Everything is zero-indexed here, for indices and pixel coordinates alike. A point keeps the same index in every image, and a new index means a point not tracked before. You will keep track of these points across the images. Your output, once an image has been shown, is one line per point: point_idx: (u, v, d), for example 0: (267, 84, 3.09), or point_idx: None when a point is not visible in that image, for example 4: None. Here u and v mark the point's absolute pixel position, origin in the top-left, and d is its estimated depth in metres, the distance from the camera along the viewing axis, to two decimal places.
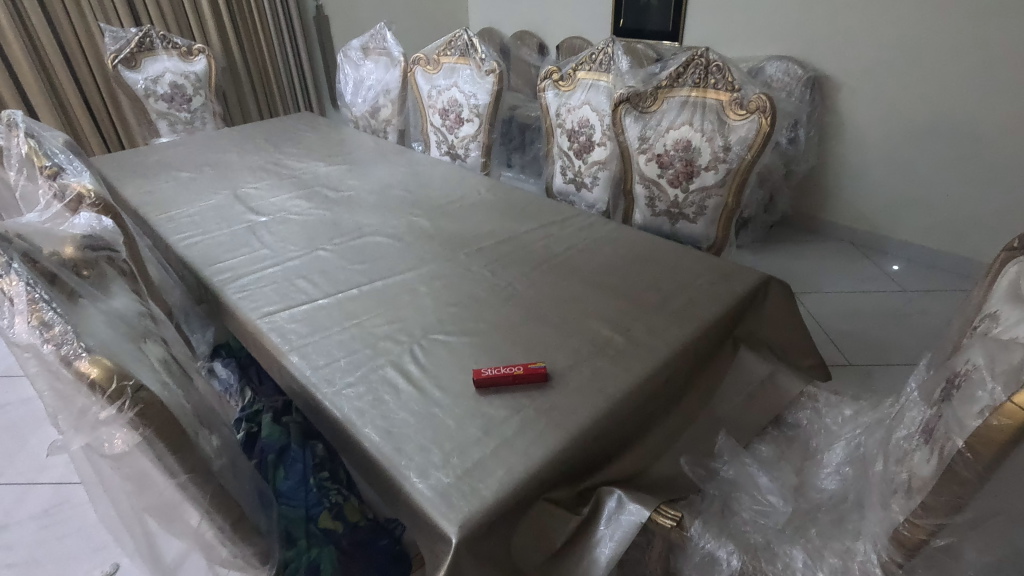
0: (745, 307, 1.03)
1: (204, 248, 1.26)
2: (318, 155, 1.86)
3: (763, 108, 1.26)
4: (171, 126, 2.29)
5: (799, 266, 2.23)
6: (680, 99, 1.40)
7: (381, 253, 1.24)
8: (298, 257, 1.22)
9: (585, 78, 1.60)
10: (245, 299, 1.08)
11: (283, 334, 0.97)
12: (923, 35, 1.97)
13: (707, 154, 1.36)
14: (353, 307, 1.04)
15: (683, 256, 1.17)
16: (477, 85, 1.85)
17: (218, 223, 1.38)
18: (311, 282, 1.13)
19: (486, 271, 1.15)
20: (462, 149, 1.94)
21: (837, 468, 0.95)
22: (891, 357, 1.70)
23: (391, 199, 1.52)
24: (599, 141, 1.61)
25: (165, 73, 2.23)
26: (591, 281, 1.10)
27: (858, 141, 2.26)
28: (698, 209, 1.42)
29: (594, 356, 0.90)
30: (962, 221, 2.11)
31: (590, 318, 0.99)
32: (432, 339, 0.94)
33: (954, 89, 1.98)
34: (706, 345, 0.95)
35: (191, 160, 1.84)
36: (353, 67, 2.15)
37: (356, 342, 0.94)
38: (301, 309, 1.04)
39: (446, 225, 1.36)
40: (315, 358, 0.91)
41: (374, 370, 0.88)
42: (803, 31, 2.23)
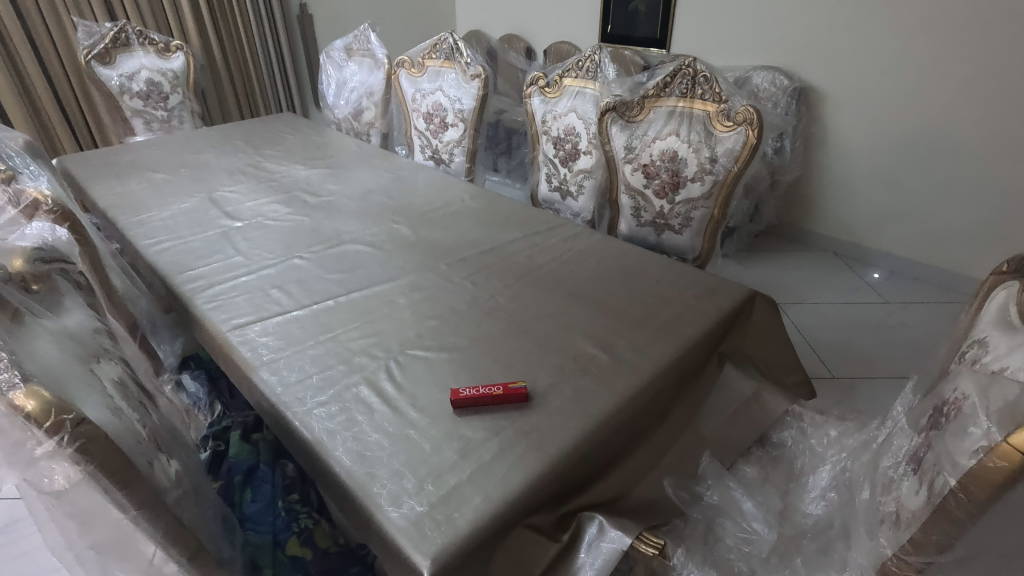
0: (728, 324, 1.01)
1: (175, 255, 1.22)
2: (298, 158, 1.82)
3: (751, 120, 1.25)
4: (146, 125, 2.23)
5: (783, 277, 2.23)
6: (667, 109, 1.38)
7: (360, 262, 1.20)
8: (273, 265, 1.19)
9: (572, 85, 1.58)
10: (216, 310, 1.04)
11: (254, 348, 0.93)
12: (907, 49, 1.99)
13: (694, 165, 1.35)
14: (328, 319, 1.01)
15: (667, 270, 1.15)
16: (463, 89, 1.82)
17: (192, 228, 1.33)
18: (286, 291, 1.09)
19: (468, 282, 1.12)
20: (446, 154, 1.91)
21: (822, 492, 0.92)
22: (873, 369, 1.70)
23: (373, 205, 1.48)
24: (584, 149, 1.58)
25: (142, 70, 2.17)
26: (575, 294, 1.08)
27: (843, 153, 2.26)
28: (684, 221, 1.41)
29: (576, 375, 0.87)
30: (943, 234, 2.13)
31: (572, 334, 0.96)
32: (409, 355, 0.91)
33: (935, 103, 1.99)
34: (691, 365, 0.94)
35: (166, 160, 1.78)
36: (336, 68, 2.10)
37: (330, 357, 0.91)
38: (274, 321, 1.00)
39: (428, 234, 1.33)
40: (288, 373, 0.88)
41: (348, 389, 0.84)
42: (791, 42, 2.23)
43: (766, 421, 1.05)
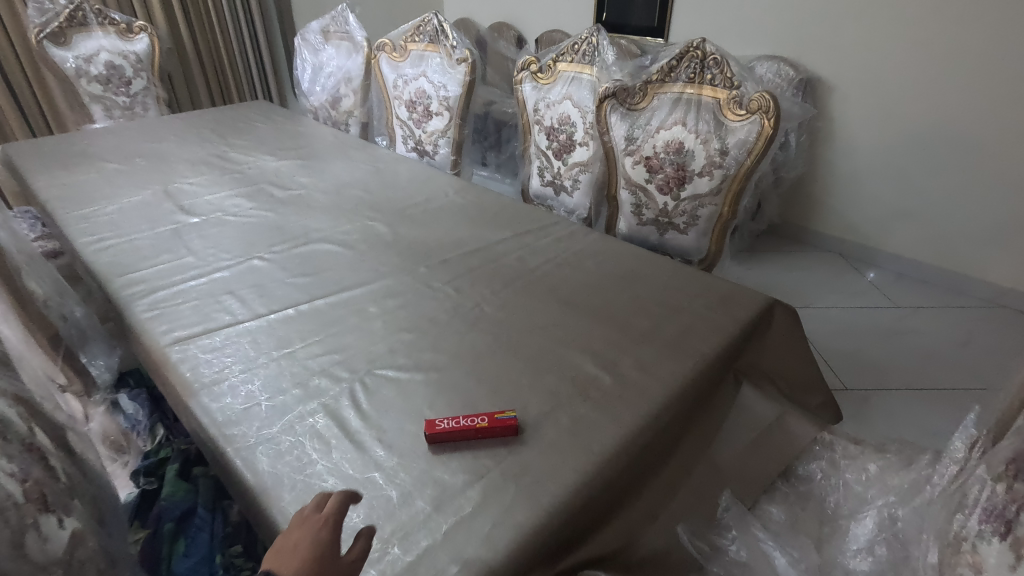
0: (744, 338, 0.89)
1: (117, 254, 1.07)
2: (269, 148, 1.67)
3: (766, 108, 1.12)
4: (106, 111, 2.07)
5: (787, 279, 2.12)
6: (672, 95, 1.24)
7: (328, 264, 1.06)
8: (228, 267, 1.04)
9: (567, 71, 1.44)
10: (157, 320, 0.90)
11: (196, 369, 0.79)
12: (920, 37, 1.87)
13: (702, 158, 1.22)
14: (286, 332, 0.87)
15: (675, 274, 1.02)
16: (448, 74, 1.67)
17: (140, 225, 1.18)
18: (239, 298, 0.95)
19: (449, 288, 0.98)
20: (430, 145, 1.77)
21: (867, 545, 0.78)
22: (888, 381, 1.58)
23: (347, 200, 1.34)
24: (580, 140, 1.45)
25: (101, 52, 2.00)
26: (571, 302, 0.94)
27: (849, 148, 2.15)
28: (689, 220, 1.28)
29: (573, 401, 0.74)
30: (954, 234, 2.02)
31: (569, 349, 0.83)
32: (377, 376, 0.78)
33: (949, 93, 1.88)
34: (705, 387, 0.81)
35: (121, 149, 1.63)
36: (312, 53, 1.94)
37: (283, 380, 0.77)
38: (222, 334, 0.86)
39: (407, 232, 1.19)
40: (233, 400, 0.74)
41: (302, 420, 0.71)
42: (797, 30, 2.11)
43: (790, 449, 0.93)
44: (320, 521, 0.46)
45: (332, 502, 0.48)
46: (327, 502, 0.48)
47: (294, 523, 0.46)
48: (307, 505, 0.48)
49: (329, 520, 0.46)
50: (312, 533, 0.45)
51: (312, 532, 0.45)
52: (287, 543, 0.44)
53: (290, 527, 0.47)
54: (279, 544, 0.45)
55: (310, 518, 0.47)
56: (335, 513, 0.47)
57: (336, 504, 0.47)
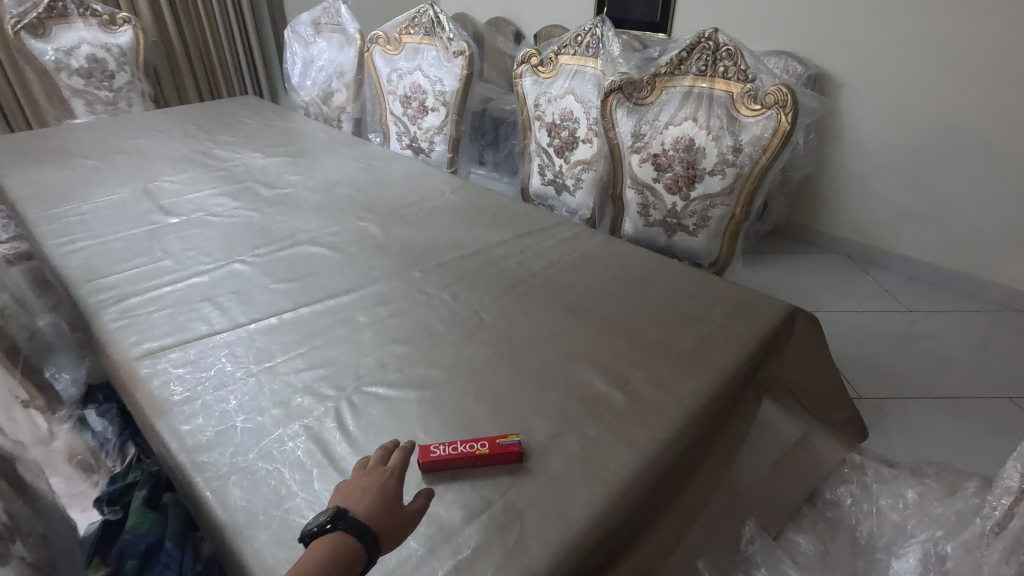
0: (764, 350, 0.82)
1: (88, 257, 1.00)
2: (256, 145, 1.59)
3: (783, 102, 1.05)
4: (88, 106, 1.99)
5: (795, 281, 2.05)
6: (682, 89, 1.18)
7: (316, 268, 0.99)
8: (207, 270, 0.97)
9: (569, 64, 1.37)
10: (126, 330, 0.82)
11: (166, 385, 0.72)
12: (933, 31, 1.81)
13: (714, 155, 1.15)
14: (267, 344, 0.79)
15: (688, 280, 0.95)
16: (444, 68, 1.60)
17: (114, 225, 1.11)
18: (217, 305, 0.88)
19: (445, 294, 0.91)
20: (426, 142, 1.69)
21: None
22: (903, 389, 1.52)
23: (337, 199, 1.27)
24: (584, 137, 1.38)
25: (82, 44, 1.92)
26: (578, 310, 0.87)
27: (858, 147, 2.09)
28: (699, 221, 1.21)
29: (582, 423, 0.67)
30: (967, 234, 1.96)
31: (576, 363, 0.76)
32: (366, 394, 0.71)
33: (963, 89, 1.82)
34: (725, 404, 0.74)
35: (100, 145, 1.55)
36: (303, 46, 1.87)
37: (262, 398, 0.70)
38: (196, 345, 0.79)
39: (400, 233, 1.12)
40: (205, 421, 0.67)
41: (282, 445, 0.63)
42: (805, 25, 2.04)
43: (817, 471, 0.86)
44: (387, 472, 0.49)
45: (397, 456, 0.50)
46: (389, 455, 0.50)
47: (360, 470, 0.49)
48: (371, 454, 0.50)
49: (394, 471, 0.49)
50: (378, 482, 0.47)
51: (378, 481, 0.48)
52: (356, 487, 0.47)
53: (357, 473, 0.49)
54: (345, 488, 0.47)
55: (375, 467, 0.49)
56: (400, 467, 0.49)
57: (401, 457, 0.50)
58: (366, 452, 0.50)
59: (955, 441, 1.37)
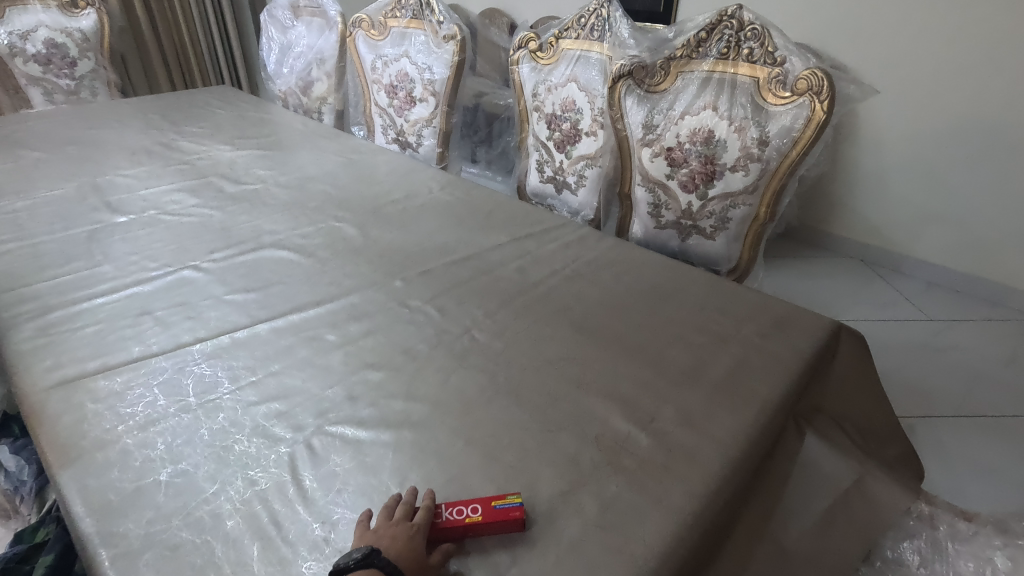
0: (809, 376, 0.69)
1: (13, 264, 0.86)
2: (225, 136, 1.45)
3: (817, 88, 0.92)
4: (47, 95, 1.84)
5: (809, 287, 1.93)
6: (700, 75, 1.04)
7: (280, 275, 0.85)
8: (152, 279, 0.82)
9: (571, 48, 1.24)
10: (40, 352, 0.68)
11: (78, 425, 0.58)
12: (956, 22, 1.70)
13: (736, 149, 1.02)
14: (211, 370, 0.65)
15: (714, 291, 0.82)
16: (433, 55, 1.46)
17: (50, 226, 0.96)
18: (158, 320, 0.73)
19: (431, 308, 0.78)
20: (413, 136, 1.56)
21: None
22: (933, 408, 1.41)
23: (311, 197, 1.13)
24: (587, 129, 1.25)
25: (39, 27, 1.76)
26: (588, 328, 0.74)
27: (875, 145, 1.97)
28: (718, 222, 1.09)
29: (599, 475, 0.53)
30: (991, 238, 1.85)
31: (588, 395, 0.63)
32: (329, 436, 0.57)
33: (991, 84, 1.70)
34: (770, 446, 0.61)
35: (50, 136, 1.40)
36: (280, 31, 1.72)
37: (196, 445, 0.55)
38: (123, 373, 0.64)
39: (381, 235, 0.98)
40: (121, 475, 0.52)
41: (215, 508, 0.49)
42: (819, 15, 1.92)
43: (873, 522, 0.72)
44: (414, 526, 0.46)
45: (423, 510, 0.48)
46: (414, 508, 0.48)
47: (386, 520, 0.47)
48: (396, 505, 0.49)
49: (422, 523, 0.47)
50: (406, 532, 0.45)
51: (405, 531, 0.46)
52: (385, 538, 0.45)
53: (382, 524, 0.47)
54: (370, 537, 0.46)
55: (402, 518, 0.47)
56: (425, 520, 0.47)
57: (428, 506, 0.48)
58: (390, 502, 0.49)
59: (992, 471, 1.25)
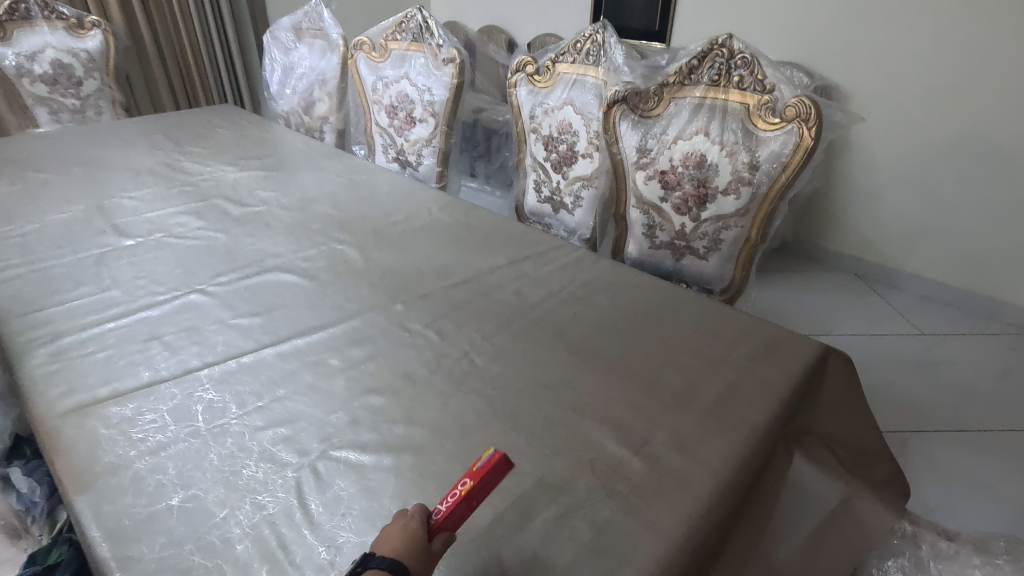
0: (798, 399, 0.71)
1: (24, 288, 0.88)
2: (228, 157, 1.48)
3: (805, 115, 0.95)
4: (53, 115, 1.87)
5: (803, 302, 1.95)
6: (692, 101, 1.07)
7: (284, 299, 0.87)
8: (161, 303, 0.85)
9: (568, 72, 1.27)
10: (53, 377, 0.70)
11: (92, 450, 0.60)
12: (946, 41, 1.74)
13: (727, 174, 1.05)
14: (218, 395, 0.67)
15: (707, 314, 0.85)
16: (433, 76, 1.49)
17: (59, 249, 0.99)
18: (166, 345, 0.76)
19: (431, 332, 0.80)
20: (413, 155, 1.59)
21: None
22: (925, 422, 1.43)
23: (314, 218, 1.16)
24: (584, 152, 1.28)
25: (46, 49, 1.80)
26: (584, 351, 0.77)
27: (869, 163, 2.01)
28: (711, 244, 1.11)
29: (595, 499, 0.56)
30: (983, 253, 1.88)
31: (583, 419, 0.65)
32: (333, 461, 0.59)
33: (981, 104, 1.74)
34: (758, 469, 0.63)
35: (57, 156, 1.43)
36: (283, 52, 1.76)
37: (204, 471, 0.58)
38: (133, 400, 0.67)
39: (382, 257, 1.01)
40: (135, 499, 0.55)
41: (225, 531, 0.52)
42: (811, 35, 1.97)
43: (862, 542, 0.74)
44: (409, 517, 0.49)
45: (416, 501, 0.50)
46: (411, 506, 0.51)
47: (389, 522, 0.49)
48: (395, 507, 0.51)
49: (418, 512, 0.49)
50: (403, 524, 0.48)
51: (402, 523, 0.48)
52: (386, 534, 0.47)
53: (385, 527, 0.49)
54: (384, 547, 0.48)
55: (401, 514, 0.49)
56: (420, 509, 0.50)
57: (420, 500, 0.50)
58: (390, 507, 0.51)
59: (984, 487, 1.27)
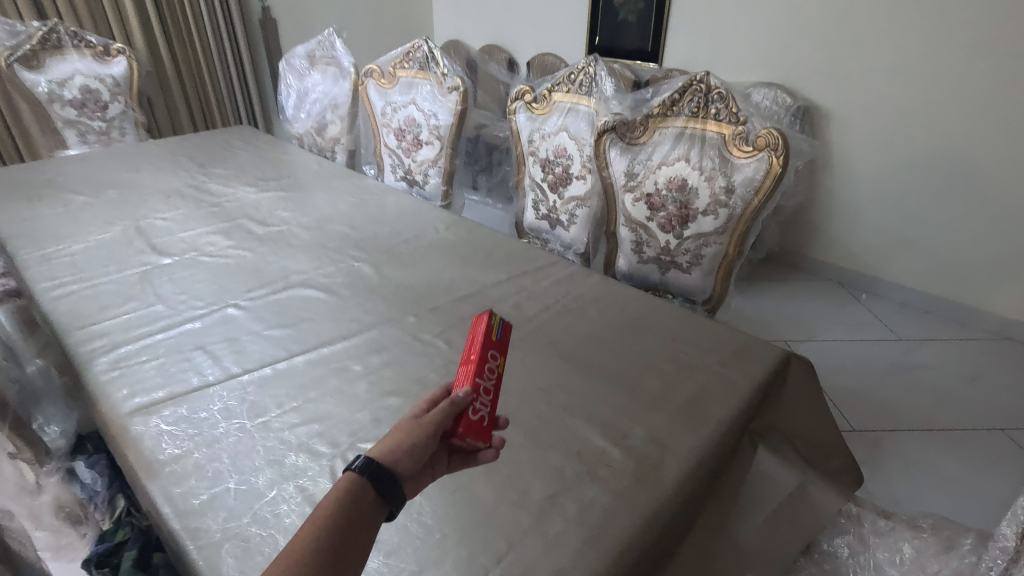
0: (761, 399, 0.82)
1: (78, 303, 0.99)
2: (248, 178, 1.59)
3: (774, 145, 1.06)
4: (81, 137, 1.99)
5: (788, 310, 2.06)
6: (675, 130, 1.19)
7: (309, 313, 0.98)
8: (201, 316, 0.96)
9: (563, 101, 1.38)
10: (115, 382, 0.81)
11: (156, 443, 0.71)
12: (919, 63, 1.85)
13: (706, 196, 1.16)
14: (260, 397, 0.78)
15: (685, 325, 0.96)
16: (439, 102, 1.61)
17: (105, 267, 1.10)
18: (210, 354, 0.87)
19: (440, 341, 0.91)
20: (420, 174, 1.70)
21: None
22: (899, 422, 1.54)
23: (331, 237, 1.27)
24: (578, 174, 1.39)
25: (75, 75, 1.92)
26: (574, 358, 0.87)
27: (851, 177, 2.11)
28: (693, 259, 1.22)
29: (581, 483, 0.66)
30: (958, 263, 1.98)
31: (572, 417, 0.76)
32: (361, 451, 0.70)
33: (953, 122, 1.85)
34: (722, 459, 0.74)
35: (93, 179, 1.54)
36: (297, 78, 1.87)
37: (256, 458, 0.69)
38: (187, 401, 0.78)
39: (394, 274, 1.12)
40: (197, 483, 0.66)
41: (275, 507, 0.63)
42: (794, 58, 2.09)
43: (815, 521, 0.86)
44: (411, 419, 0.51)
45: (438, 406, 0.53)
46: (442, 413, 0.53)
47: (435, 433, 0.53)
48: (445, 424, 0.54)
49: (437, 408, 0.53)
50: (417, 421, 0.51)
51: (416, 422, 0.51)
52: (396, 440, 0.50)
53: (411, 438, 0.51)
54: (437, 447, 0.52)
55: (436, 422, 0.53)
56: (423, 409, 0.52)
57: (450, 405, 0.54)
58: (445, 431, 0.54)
59: (950, 481, 1.37)
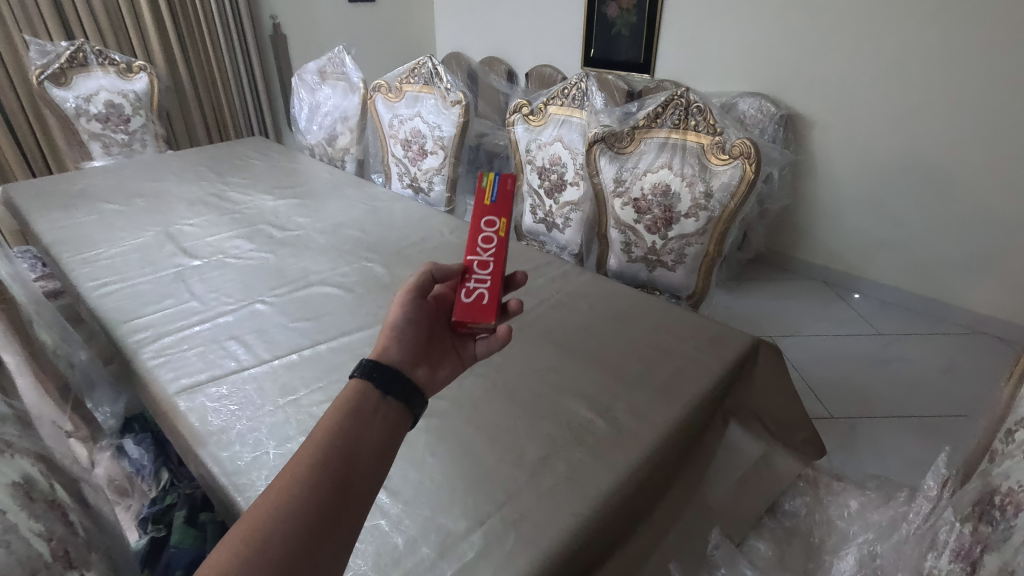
0: (732, 379, 0.92)
1: (121, 300, 1.11)
2: (265, 186, 1.71)
3: (747, 154, 1.17)
4: (105, 149, 2.11)
5: (774, 308, 2.17)
6: (659, 140, 1.30)
7: (328, 307, 1.10)
8: (232, 310, 1.08)
9: (557, 114, 1.50)
10: (162, 367, 0.92)
11: (204, 416, 0.82)
12: (893, 74, 1.97)
13: (687, 201, 1.27)
14: (290, 378, 0.90)
15: (666, 316, 1.07)
16: (442, 115, 1.72)
17: (142, 268, 1.22)
18: (243, 344, 0.98)
19: None
20: (425, 182, 1.82)
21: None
22: (874, 410, 1.65)
23: (344, 240, 1.38)
24: (571, 180, 1.50)
25: (100, 91, 2.04)
26: (566, 345, 0.98)
27: (833, 180, 2.23)
28: (677, 257, 1.33)
29: (570, 447, 0.77)
30: (935, 261, 2.09)
31: (564, 395, 0.87)
32: None
33: (925, 128, 1.96)
34: (694, 430, 0.85)
35: (121, 188, 1.66)
36: (309, 92, 1.99)
37: (289, 427, 0.80)
38: (227, 382, 0.89)
39: (403, 273, 1.23)
40: (241, 448, 0.77)
41: None
42: (778, 69, 2.21)
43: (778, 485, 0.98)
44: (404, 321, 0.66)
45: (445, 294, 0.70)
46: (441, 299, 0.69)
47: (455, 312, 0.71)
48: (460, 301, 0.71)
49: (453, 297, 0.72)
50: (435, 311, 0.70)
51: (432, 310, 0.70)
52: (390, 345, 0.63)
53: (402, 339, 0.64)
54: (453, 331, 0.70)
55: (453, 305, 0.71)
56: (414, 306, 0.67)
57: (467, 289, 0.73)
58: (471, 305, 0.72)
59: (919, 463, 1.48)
